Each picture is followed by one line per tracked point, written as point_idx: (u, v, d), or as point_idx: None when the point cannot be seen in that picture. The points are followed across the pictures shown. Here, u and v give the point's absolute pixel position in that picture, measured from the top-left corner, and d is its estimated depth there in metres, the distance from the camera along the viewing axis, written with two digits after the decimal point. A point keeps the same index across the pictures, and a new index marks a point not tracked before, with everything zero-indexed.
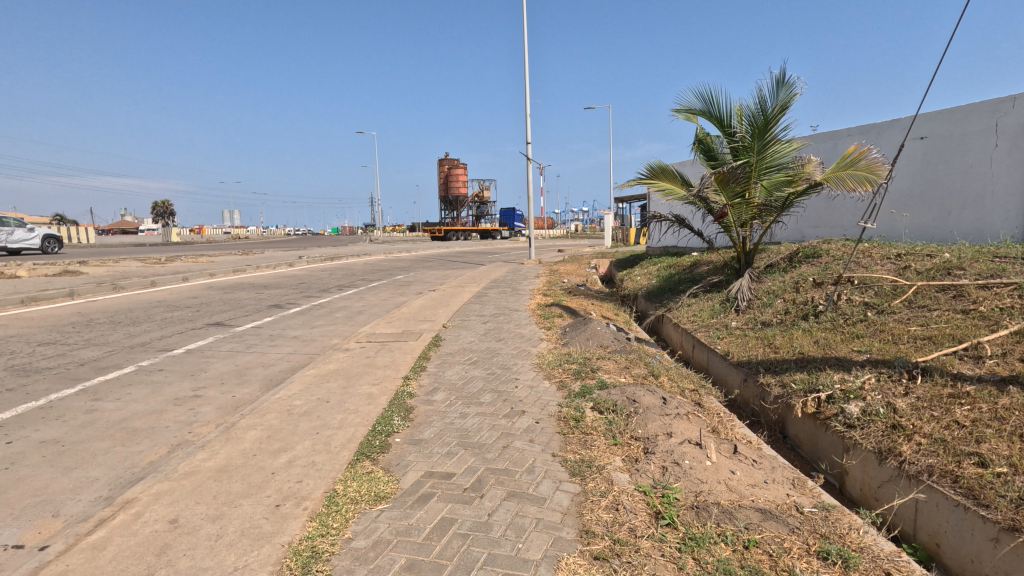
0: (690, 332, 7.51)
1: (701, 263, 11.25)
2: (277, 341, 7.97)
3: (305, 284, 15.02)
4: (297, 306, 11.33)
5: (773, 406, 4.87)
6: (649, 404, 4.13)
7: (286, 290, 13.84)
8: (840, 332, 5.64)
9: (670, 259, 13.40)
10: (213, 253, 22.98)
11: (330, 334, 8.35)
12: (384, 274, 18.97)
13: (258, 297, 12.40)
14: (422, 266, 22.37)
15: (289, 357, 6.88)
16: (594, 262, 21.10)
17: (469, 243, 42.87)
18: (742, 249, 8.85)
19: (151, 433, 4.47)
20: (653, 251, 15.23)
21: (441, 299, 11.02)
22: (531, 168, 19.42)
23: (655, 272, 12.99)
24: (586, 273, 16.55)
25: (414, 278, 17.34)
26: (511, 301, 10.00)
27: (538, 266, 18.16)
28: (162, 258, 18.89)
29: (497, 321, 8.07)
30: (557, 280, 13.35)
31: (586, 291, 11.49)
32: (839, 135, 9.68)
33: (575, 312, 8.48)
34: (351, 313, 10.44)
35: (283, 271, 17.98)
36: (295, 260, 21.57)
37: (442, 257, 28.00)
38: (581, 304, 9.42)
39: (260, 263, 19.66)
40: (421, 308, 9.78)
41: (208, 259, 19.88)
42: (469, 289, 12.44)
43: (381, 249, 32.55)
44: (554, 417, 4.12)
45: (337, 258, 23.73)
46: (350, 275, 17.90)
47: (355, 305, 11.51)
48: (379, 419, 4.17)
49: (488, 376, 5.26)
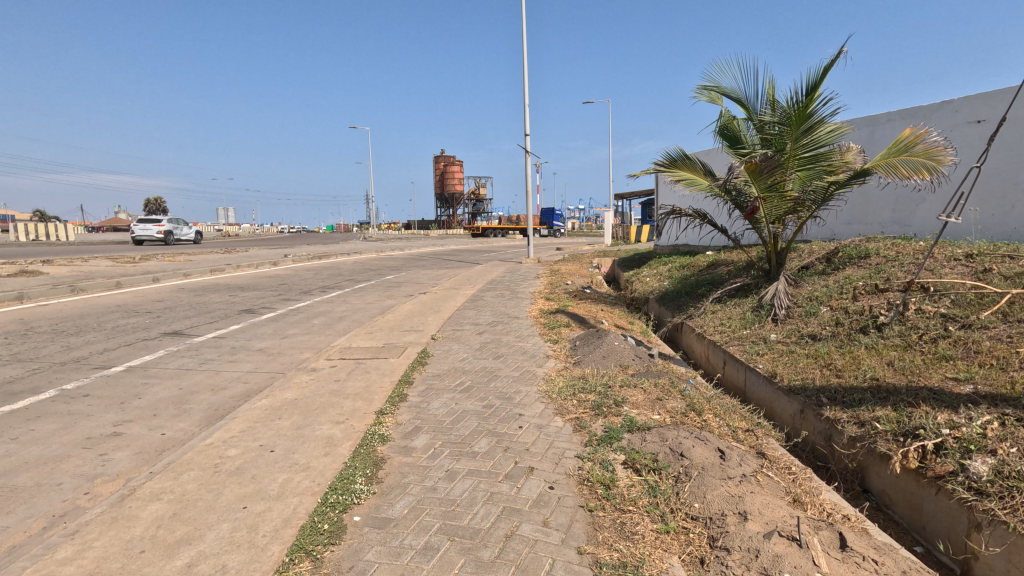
0: (720, 346, 6.45)
1: (721, 264, 10.21)
2: (239, 355, 6.85)
3: (286, 285, 13.89)
4: (272, 311, 10.18)
5: (848, 451, 3.80)
6: (703, 461, 3.05)
7: (263, 292, 12.67)
8: (919, 351, 4.58)
9: (683, 260, 12.33)
10: (193, 251, 21.80)
11: (302, 347, 7.23)
12: (373, 273, 17.83)
13: (231, 301, 11.26)
14: (414, 265, 21.29)
15: (246, 379, 5.76)
16: (596, 261, 20.10)
17: (465, 241, 41.81)
18: (773, 249, 7.80)
19: (34, 494, 3.35)
20: (662, 250, 14.20)
21: (432, 303, 9.90)
22: (528, 162, 18.35)
23: (667, 273, 11.94)
24: (589, 273, 15.50)
25: (404, 279, 16.20)
26: (510, 307, 8.91)
27: (537, 266, 17.11)
28: (135, 257, 17.68)
29: (495, 332, 6.98)
30: (559, 282, 12.29)
31: (593, 294, 10.41)
32: (878, 121, 8.70)
33: (585, 321, 7.41)
34: (330, 319, 9.32)
35: (264, 271, 16.81)
36: (279, 259, 20.38)
37: (434, 256, 26.94)
38: (590, 310, 8.35)
39: (241, 263, 18.46)
40: (408, 315, 8.67)
41: (186, 257, 18.69)
42: (464, 291, 11.36)
43: (373, 248, 31.59)
44: (572, 479, 3.03)
45: (324, 257, 22.56)
46: (337, 276, 16.79)
47: (337, 310, 10.39)
48: (335, 481, 3.06)
49: (484, 409, 4.16)
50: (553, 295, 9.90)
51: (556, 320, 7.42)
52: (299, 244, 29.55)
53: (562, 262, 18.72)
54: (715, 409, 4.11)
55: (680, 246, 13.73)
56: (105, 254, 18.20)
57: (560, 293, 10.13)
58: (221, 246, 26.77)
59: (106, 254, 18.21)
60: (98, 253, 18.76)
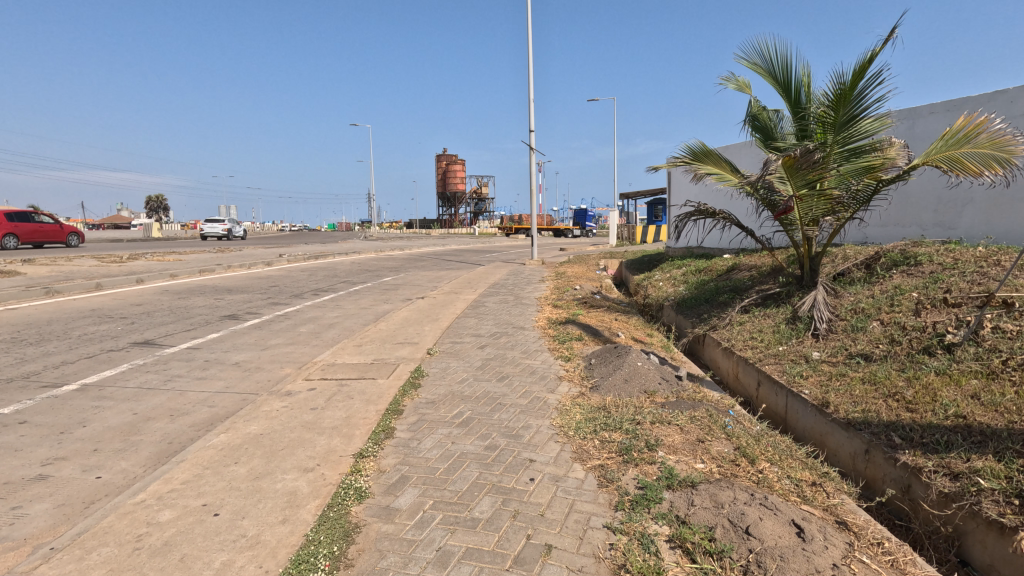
0: (755, 363, 5.70)
1: (743, 269, 9.46)
2: (211, 371, 6.10)
3: (277, 288, 13.14)
4: (256, 317, 9.42)
5: (941, 513, 3.06)
6: (777, 544, 2.31)
7: (250, 296, 11.92)
8: (1008, 381, 3.83)
9: (699, 263, 11.54)
10: (185, 250, 21.06)
11: (282, 361, 6.48)
12: (370, 275, 17.08)
13: (215, 306, 10.51)
14: (414, 266, 20.56)
15: (213, 402, 5.01)
16: (602, 262, 19.34)
17: (466, 241, 41.00)
18: (807, 253, 7.05)
19: None
20: (674, 253, 13.45)
21: (430, 309, 9.14)
22: (532, 160, 17.61)
23: (682, 278, 11.20)
24: (597, 276, 14.77)
25: (402, 281, 15.45)
26: (515, 315, 8.16)
27: (541, 268, 16.38)
28: (122, 256, 16.98)
29: (499, 345, 6.21)
30: (566, 286, 11.55)
31: (604, 300, 9.64)
32: (918, 113, 8.03)
33: (599, 332, 6.65)
34: (318, 327, 8.56)
35: (256, 273, 16.07)
36: (273, 259, 19.63)
37: (434, 255, 26.20)
38: (604, 320, 7.58)
39: (233, 263, 17.70)
40: (404, 323, 7.91)
41: (175, 257, 17.97)
42: (464, 296, 10.61)
43: (372, 247, 30.92)
44: (603, 567, 2.29)
45: (320, 257, 21.81)
46: (332, 277, 16.04)
47: (328, 316, 9.62)
48: (291, 565, 2.33)
49: (487, 452, 3.42)
50: (560, 301, 9.14)
51: (566, 332, 6.66)
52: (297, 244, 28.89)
53: (567, 264, 17.93)
54: (769, 454, 3.36)
55: (694, 249, 12.96)
56: (92, 254, 17.49)
57: (569, 299, 9.35)
58: (216, 245, 26.10)
59: (93, 254, 17.50)
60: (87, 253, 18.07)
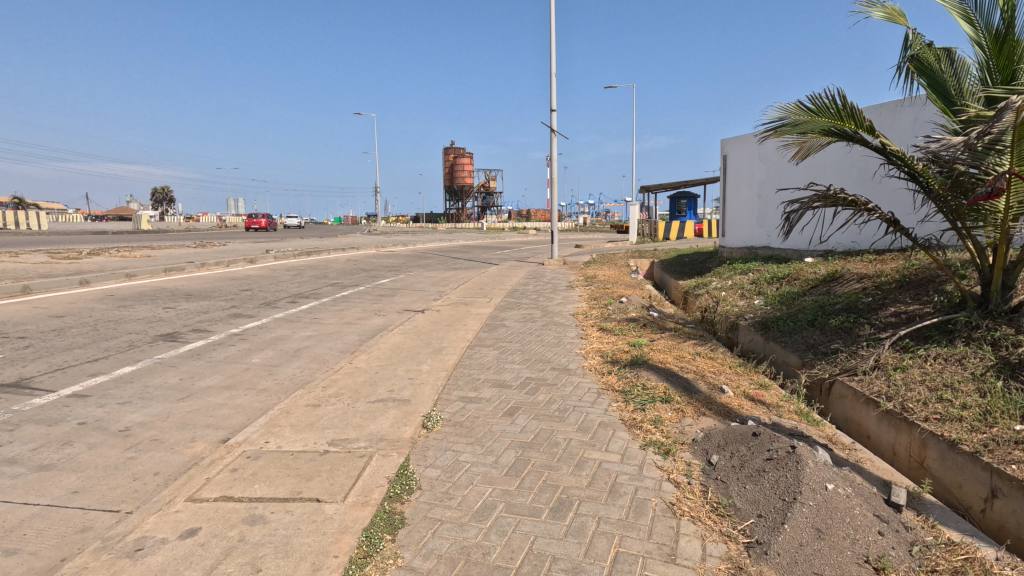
0: (985, 459, 3.33)
1: (854, 282, 7.05)
2: (71, 450, 3.75)
3: (249, 294, 10.84)
4: (202, 338, 7.09)
5: None
6: None
7: (210, 304, 9.59)
8: None
9: (774, 270, 9.11)
10: (161, 245, 18.85)
11: (196, 430, 4.12)
12: (365, 275, 14.72)
13: (157, 319, 8.17)
14: (417, 264, 18.24)
15: (15, 544, 2.67)
16: (632, 261, 16.96)
17: (478, 237, 38.52)
18: (1003, 263, 4.67)
19: None
20: (733, 254, 11.02)
21: (431, 330, 6.77)
22: (554, 144, 15.18)
23: (755, 287, 8.79)
24: (634, 280, 12.38)
25: (401, 283, 13.08)
26: (551, 346, 5.77)
27: (565, 269, 14.02)
28: (81, 251, 14.80)
29: (539, 411, 3.85)
30: (605, 296, 9.17)
31: (664, 320, 7.24)
32: None
33: (692, 383, 4.28)
34: (278, 358, 6.20)
35: (231, 272, 13.76)
36: (257, 256, 17.34)
37: (438, 252, 23.98)
38: (683, 356, 5.21)
39: (208, 260, 15.41)
40: (392, 355, 5.54)
41: (145, 253, 15.76)
42: (478, 308, 8.26)
43: (373, 242, 28.78)
44: None
45: (312, 253, 19.47)
46: (321, 278, 13.76)
47: (296, 338, 7.26)
48: None
49: None
50: (608, 321, 6.75)
51: (642, 382, 4.28)
52: (294, 238, 26.74)
53: (594, 264, 15.43)
54: None
55: (759, 248, 10.57)
56: (47, 249, 15.27)
57: (618, 318, 6.96)
58: (202, 239, 24.26)
59: (47, 252, 15.29)
60: (48, 246, 16.01)
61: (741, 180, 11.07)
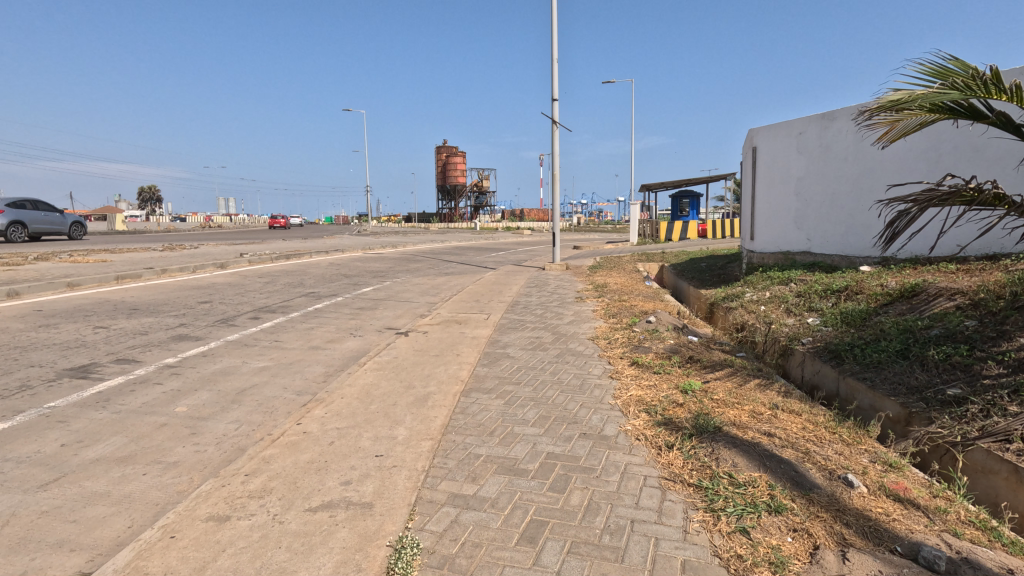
0: None
1: (947, 302, 5.64)
2: None
3: (207, 307, 9.31)
4: (123, 372, 5.58)
5: None
6: None
7: (155, 322, 8.06)
8: None
9: (824, 282, 7.71)
10: (126, 248, 17.33)
11: (36, 556, 2.63)
12: (346, 283, 13.19)
13: (78, 343, 6.63)
14: (406, 269, 16.74)
15: None
16: (643, 265, 15.53)
17: (471, 238, 36.96)
18: None
19: None
20: (768, 262, 9.63)
21: (416, 364, 5.27)
22: (556, 138, 13.72)
23: (805, 302, 7.39)
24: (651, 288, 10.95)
25: (386, 293, 11.56)
26: (573, 393, 4.30)
27: (571, 277, 12.56)
28: (28, 256, 13.24)
29: (578, 537, 2.38)
30: (625, 312, 7.74)
31: (706, 346, 5.81)
32: None
33: (801, 473, 2.84)
34: (211, 407, 4.68)
35: (194, 280, 12.21)
36: (229, 260, 15.77)
37: (429, 254, 22.54)
38: (759, 413, 3.77)
39: (172, 266, 13.85)
40: (358, 409, 4.03)
41: (102, 258, 14.21)
42: (476, 329, 6.78)
43: (359, 243, 27.37)
44: None
45: (293, 257, 17.91)
46: (297, 286, 12.25)
47: (245, 371, 5.75)
48: None
49: None
50: (640, 352, 5.29)
51: (726, 470, 2.83)
52: (276, 240, 25.16)
53: (601, 270, 13.97)
54: None
55: (798, 254, 9.17)
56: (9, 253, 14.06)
57: (652, 347, 5.50)
58: (174, 240, 22.67)
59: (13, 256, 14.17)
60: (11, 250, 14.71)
61: (773, 175, 9.68)
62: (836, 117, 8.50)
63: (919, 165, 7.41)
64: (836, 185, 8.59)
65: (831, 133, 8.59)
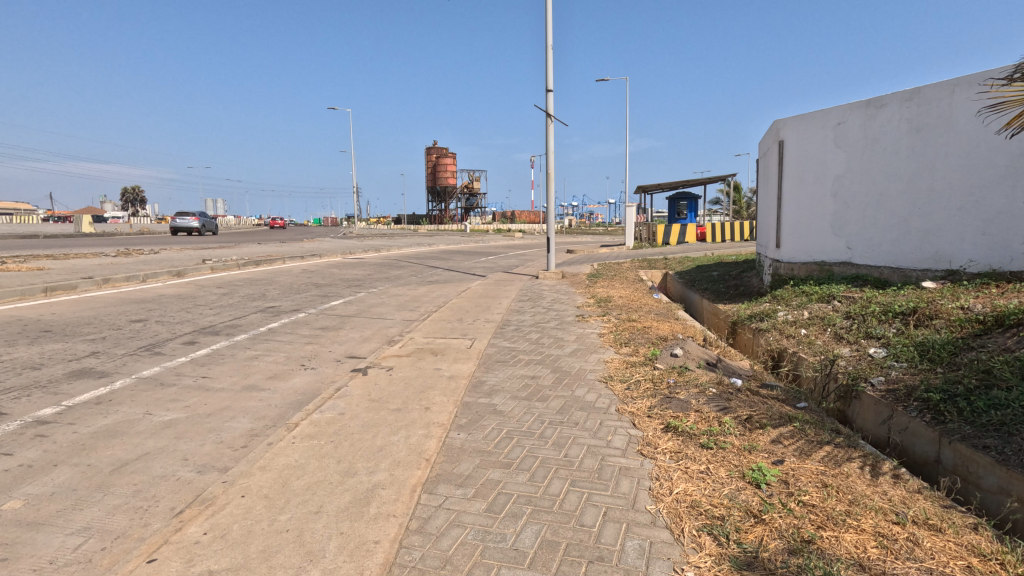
0: None
1: None
2: None
3: (136, 328, 7.79)
4: None
5: None
6: None
7: (59, 349, 6.53)
8: None
9: (880, 300, 6.37)
10: (74, 252, 15.71)
11: None
12: (316, 294, 11.71)
13: None
14: (386, 277, 15.29)
15: None
16: (646, 274, 14.20)
17: (458, 241, 35.59)
18: None
19: None
20: (801, 274, 8.29)
21: (368, 426, 3.81)
22: (551, 132, 12.33)
23: (860, 326, 6.04)
24: (660, 302, 9.58)
25: (358, 307, 10.09)
26: (590, 488, 2.88)
27: (568, 288, 11.17)
28: None
29: None
30: (639, 337, 6.35)
31: (753, 390, 4.43)
32: None
33: None
34: (60, 500, 3.21)
35: (139, 292, 10.69)
36: (188, 267, 14.21)
37: (413, 259, 21.15)
38: (892, 541, 2.37)
39: (118, 274, 12.28)
40: (258, 526, 2.58)
41: (39, 266, 12.62)
42: (455, 364, 5.35)
43: (339, 246, 25.83)
44: None
45: (262, 262, 16.37)
46: (258, 299, 10.76)
47: (139, 429, 4.27)
48: None
49: None
50: (674, 408, 3.87)
51: None
52: (252, 244, 23.61)
53: (602, 279, 12.54)
54: None
55: (836, 265, 7.83)
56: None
57: (688, 395, 4.09)
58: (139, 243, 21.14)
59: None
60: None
61: (805, 174, 8.36)
62: (884, 104, 7.17)
63: (996, 161, 6.06)
64: (884, 185, 7.25)
65: (878, 123, 7.26)
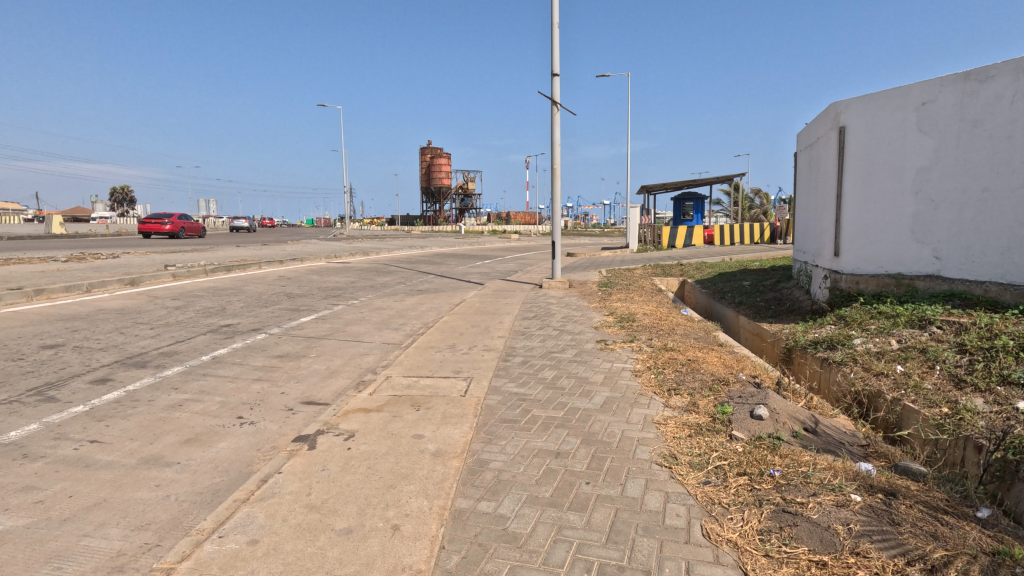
0: None
1: None
2: None
3: (39, 359, 6.12)
4: None
5: None
6: None
7: None
8: None
9: (1008, 331, 4.85)
10: (20, 256, 14.02)
11: None
12: (285, 307, 10.08)
13: None
14: (370, 284, 13.70)
15: None
16: (662, 281, 12.65)
17: (451, 243, 34.00)
18: None
19: None
20: (872, 290, 6.78)
21: None
22: (556, 122, 10.74)
23: (991, 367, 4.51)
24: (692, 320, 8.00)
25: (331, 325, 8.48)
26: None
27: (579, 301, 9.59)
28: None
29: None
30: (691, 378, 4.79)
31: (903, 485, 2.88)
32: None
33: None
34: None
35: (71, 307, 9.00)
36: (145, 274, 12.56)
37: (401, 263, 19.54)
38: None
39: (55, 283, 10.58)
40: None
41: None
42: (443, 429, 3.74)
43: (323, 249, 24.22)
44: None
45: (233, 268, 14.70)
46: (214, 314, 9.12)
47: None
48: None
49: None
50: (812, 542, 2.31)
51: None
52: (230, 247, 22.04)
53: (616, 289, 10.95)
54: None
55: (920, 279, 6.33)
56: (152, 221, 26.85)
57: (821, 513, 2.52)
58: (110, 245, 19.68)
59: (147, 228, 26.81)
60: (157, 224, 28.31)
61: (876, 166, 6.83)
62: (991, 76, 5.66)
63: None
64: (988, 180, 5.75)
65: (981, 100, 5.75)
